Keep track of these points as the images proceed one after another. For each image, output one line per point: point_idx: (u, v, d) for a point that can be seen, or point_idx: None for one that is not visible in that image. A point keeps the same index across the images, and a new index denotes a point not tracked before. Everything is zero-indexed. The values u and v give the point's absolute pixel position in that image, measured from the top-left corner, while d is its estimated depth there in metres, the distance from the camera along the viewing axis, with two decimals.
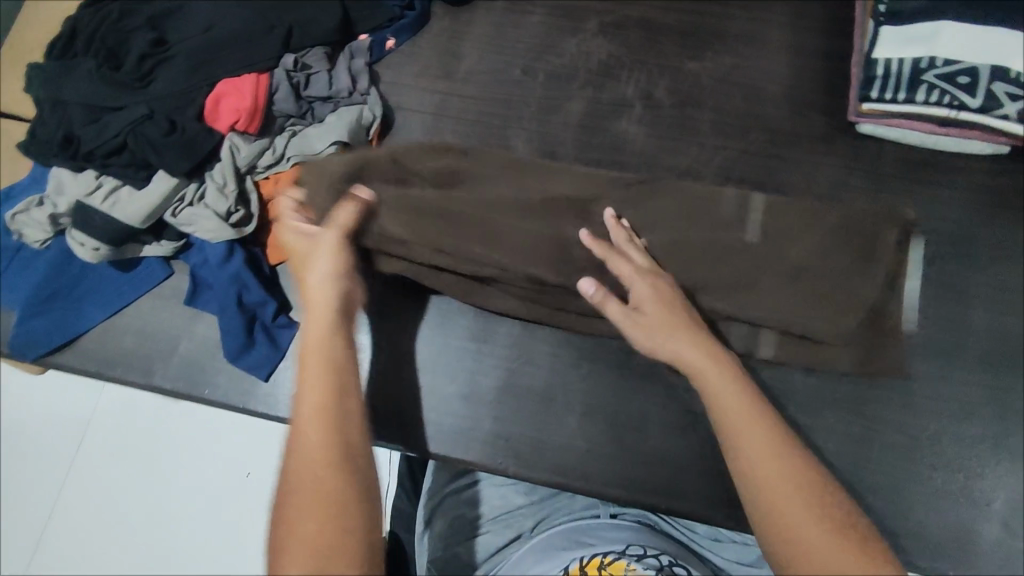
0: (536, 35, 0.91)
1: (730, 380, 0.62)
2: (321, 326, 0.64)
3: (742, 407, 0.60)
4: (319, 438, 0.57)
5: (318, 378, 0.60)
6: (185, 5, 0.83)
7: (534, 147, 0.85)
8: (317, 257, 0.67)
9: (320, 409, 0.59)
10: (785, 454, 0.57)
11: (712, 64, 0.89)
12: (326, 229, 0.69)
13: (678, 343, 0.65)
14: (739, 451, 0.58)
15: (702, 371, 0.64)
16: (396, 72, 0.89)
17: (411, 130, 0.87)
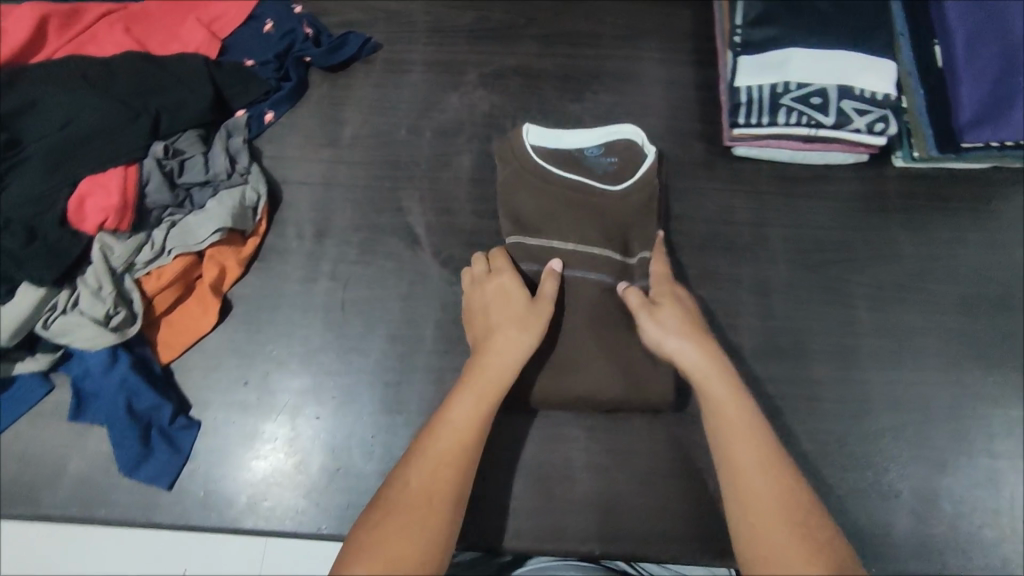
0: (417, 92, 0.91)
1: (726, 382, 0.64)
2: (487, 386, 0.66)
3: (738, 423, 0.62)
4: (445, 461, 0.61)
5: (489, 389, 0.65)
6: (38, 101, 0.78)
7: (429, 205, 0.85)
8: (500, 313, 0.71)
9: (479, 419, 0.64)
10: (767, 455, 0.60)
11: (592, 104, 0.91)
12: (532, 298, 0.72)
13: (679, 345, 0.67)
14: (725, 454, 0.61)
15: (710, 381, 0.65)
16: (280, 147, 0.88)
17: (302, 204, 0.85)
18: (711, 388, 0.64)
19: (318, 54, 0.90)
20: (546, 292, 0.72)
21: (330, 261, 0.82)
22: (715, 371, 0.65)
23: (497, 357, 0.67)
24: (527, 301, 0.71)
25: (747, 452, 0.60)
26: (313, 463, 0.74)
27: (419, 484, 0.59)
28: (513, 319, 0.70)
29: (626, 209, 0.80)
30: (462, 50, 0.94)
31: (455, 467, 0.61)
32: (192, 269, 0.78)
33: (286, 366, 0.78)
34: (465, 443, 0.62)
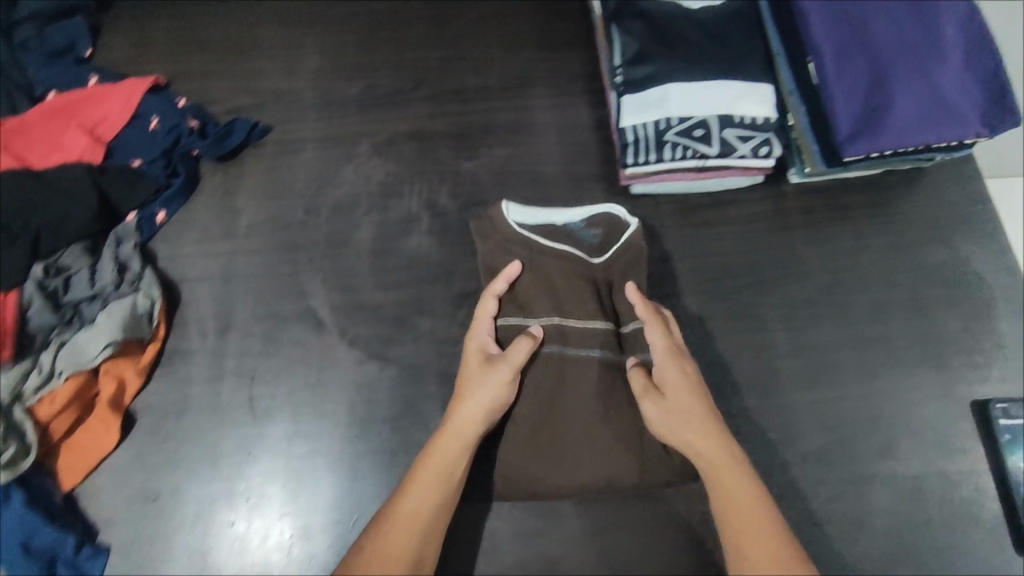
0: (311, 170, 0.90)
1: (734, 458, 0.67)
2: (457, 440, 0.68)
3: (744, 506, 0.64)
4: (413, 521, 0.64)
5: (459, 440, 0.68)
6: None
7: (332, 286, 0.84)
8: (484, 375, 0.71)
9: (445, 478, 0.67)
10: (768, 526, 0.63)
11: (487, 159, 0.91)
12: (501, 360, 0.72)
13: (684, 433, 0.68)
14: (738, 541, 0.63)
15: (718, 468, 0.66)
16: (175, 245, 0.86)
17: (201, 301, 0.83)
18: (725, 477, 0.66)
19: (206, 147, 0.89)
20: (518, 357, 0.72)
21: (234, 356, 0.80)
22: (717, 448, 0.67)
23: (467, 409, 0.69)
24: (489, 359, 0.73)
25: (757, 536, 0.62)
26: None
27: (384, 541, 0.63)
28: (490, 387, 0.70)
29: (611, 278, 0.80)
30: (352, 121, 0.93)
31: (422, 525, 0.64)
32: (87, 388, 0.75)
33: (197, 474, 0.75)
34: (433, 501, 0.65)
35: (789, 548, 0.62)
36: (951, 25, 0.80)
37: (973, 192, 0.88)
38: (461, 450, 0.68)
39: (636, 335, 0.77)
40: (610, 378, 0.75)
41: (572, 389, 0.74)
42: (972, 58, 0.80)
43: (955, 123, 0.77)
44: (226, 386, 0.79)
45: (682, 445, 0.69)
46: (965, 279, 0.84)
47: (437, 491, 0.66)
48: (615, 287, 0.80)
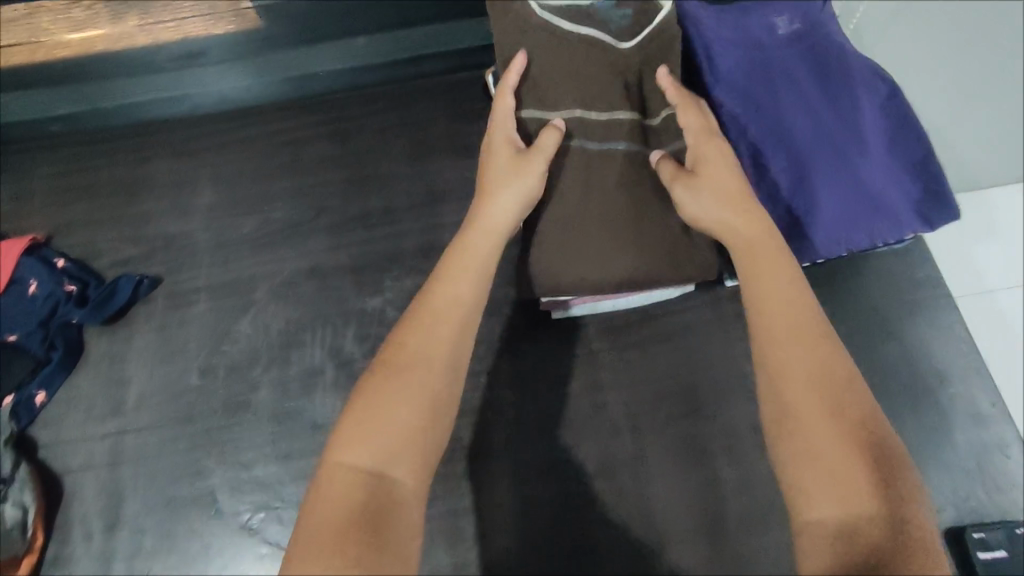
0: (205, 325, 0.83)
1: (804, 298, 0.53)
2: (469, 281, 0.55)
3: (809, 343, 0.51)
4: (413, 366, 0.49)
5: (472, 268, 0.56)
6: None
7: (228, 464, 0.75)
8: (510, 177, 0.62)
9: (455, 334, 0.52)
10: (834, 366, 0.50)
11: (396, 292, 0.83)
12: (530, 151, 0.64)
13: (717, 213, 0.60)
14: (768, 347, 0.52)
15: (772, 285, 0.54)
16: (56, 430, 0.78)
17: (85, 495, 0.75)
18: (799, 309, 0.53)
19: (87, 312, 0.81)
20: (546, 143, 0.64)
21: (124, 558, 0.72)
22: (774, 282, 0.55)
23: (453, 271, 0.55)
24: (520, 154, 0.64)
25: (832, 379, 0.49)
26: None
27: (408, 387, 0.48)
28: (508, 174, 0.63)
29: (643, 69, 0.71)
30: (248, 264, 0.86)
31: (436, 366, 0.50)
32: None
33: None
34: (449, 323, 0.52)
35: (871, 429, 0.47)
36: (870, 111, 0.73)
37: (927, 279, 0.80)
38: (476, 272, 0.56)
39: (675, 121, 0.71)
40: (635, 174, 0.70)
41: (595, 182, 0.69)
42: (895, 146, 0.73)
43: (884, 224, 0.71)
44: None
45: (714, 227, 0.60)
46: (929, 383, 0.75)
47: (448, 330, 0.51)
48: (651, 70, 0.71)
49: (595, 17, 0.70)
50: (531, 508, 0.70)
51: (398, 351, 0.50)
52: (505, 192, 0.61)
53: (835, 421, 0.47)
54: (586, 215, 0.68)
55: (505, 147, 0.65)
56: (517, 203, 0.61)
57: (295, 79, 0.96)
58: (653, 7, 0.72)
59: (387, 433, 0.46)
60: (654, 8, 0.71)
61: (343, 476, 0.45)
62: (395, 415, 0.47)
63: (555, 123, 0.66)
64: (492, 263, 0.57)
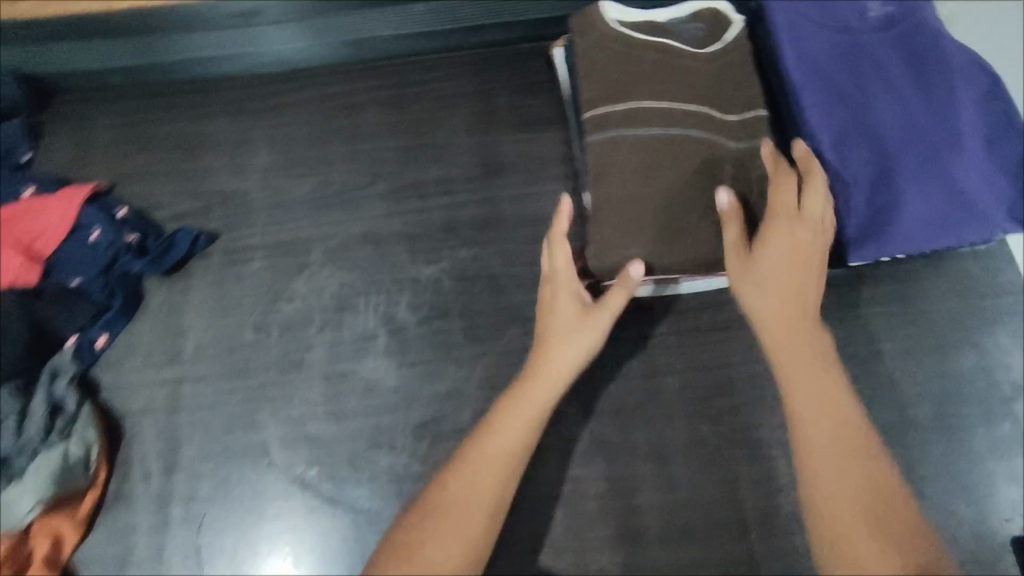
0: (261, 284, 0.83)
1: (835, 377, 0.61)
2: (513, 442, 0.62)
3: (853, 467, 0.57)
4: (461, 519, 0.59)
5: (516, 435, 0.63)
6: None
7: (281, 420, 0.77)
8: (569, 330, 0.66)
9: (509, 458, 0.62)
10: (858, 449, 0.57)
11: (452, 262, 0.83)
12: (592, 310, 0.66)
13: (771, 301, 0.63)
14: (809, 454, 0.58)
15: (827, 398, 0.60)
16: (119, 375, 0.81)
17: (146, 438, 0.78)
18: (841, 421, 0.59)
19: (146, 264, 0.83)
20: (614, 304, 0.66)
21: (182, 501, 0.75)
22: (823, 400, 0.60)
23: (511, 415, 0.64)
24: (585, 309, 0.67)
25: (864, 492, 0.55)
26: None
27: (442, 534, 0.58)
28: (574, 330, 0.66)
29: (710, 72, 0.75)
30: (304, 226, 0.86)
31: (475, 520, 0.59)
32: (20, 546, 0.71)
33: None
34: (506, 459, 0.62)
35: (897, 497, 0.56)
36: (967, 108, 0.70)
37: (1003, 285, 0.77)
38: (528, 427, 0.63)
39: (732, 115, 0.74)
40: (692, 163, 0.72)
41: (651, 167, 0.72)
42: (993, 147, 0.70)
43: (971, 223, 0.68)
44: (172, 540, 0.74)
45: (756, 304, 0.64)
46: (997, 393, 0.73)
47: (490, 489, 0.61)
48: (720, 66, 0.76)
49: (669, 29, 0.77)
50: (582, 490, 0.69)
51: (434, 496, 0.61)
52: (566, 354, 0.65)
53: (874, 543, 0.53)
54: (636, 197, 0.71)
55: (564, 295, 0.68)
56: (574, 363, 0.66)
57: (353, 42, 0.94)
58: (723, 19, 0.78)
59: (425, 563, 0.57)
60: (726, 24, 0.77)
61: None
62: (445, 553, 0.58)
63: (627, 276, 0.67)
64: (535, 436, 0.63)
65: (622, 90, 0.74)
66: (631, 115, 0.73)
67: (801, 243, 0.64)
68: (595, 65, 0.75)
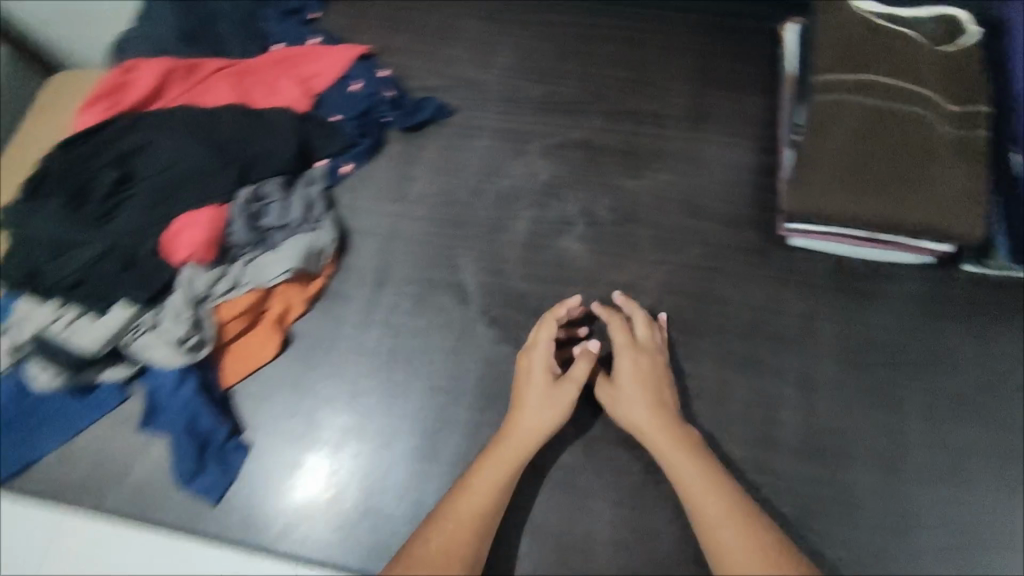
0: (484, 158, 0.97)
1: (693, 465, 0.70)
2: (495, 475, 0.72)
3: (755, 559, 0.63)
4: (450, 539, 0.68)
5: (504, 464, 0.73)
6: (152, 143, 0.89)
7: (481, 268, 0.90)
8: (528, 395, 0.76)
9: (485, 510, 0.70)
10: (762, 545, 0.64)
11: (651, 182, 0.95)
12: (563, 380, 0.77)
13: (637, 409, 0.75)
14: (711, 536, 0.67)
15: (706, 495, 0.68)
16: (352, 197, 0.95)
17: (366, 252, 0.91)
18: (715, 523, 0.67)
19: (398, 117, 0.99)
20: (576, 372, 0.77)
21: (385, 308, 0.88)
22: (709, 494, 0.68)
23: (490, 459, 0.73)
24: (553, 379, 0.77)
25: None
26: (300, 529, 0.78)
27: (441, 541, 0.68)
28: (537, 395, 0.76)
29: (937, 66, 0.83)
30: (528, 123, 1.00)
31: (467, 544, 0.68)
32: (260, 303, 0.85)
33: (333, 402, 0.84)
34: (477, 516, 0.69)
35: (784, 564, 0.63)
36: None
37: None
38: (496, 482, 0.72)
39: (955, 106, 0.81)
40: (906, 141, 0.80)
41: (865, 134, 0.81)
42: None
43: None
44: (369, 339, 0.86)
45: (624, 412, 0.76)
46: None
47: (473, 520, 0.69)
48: (949, 62, 0.83)
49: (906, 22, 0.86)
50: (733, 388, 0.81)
51: (431, 524, 0.69)
52: (528, 419, 0.75)
53: None
54: (847, 156, 0.80)
55: (529, 355, 0.79)
56: (546, 436, 0.75)
57: None
58: (960, 28, 0.85)
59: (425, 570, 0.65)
60: (961, 30, 0.85)
61: None
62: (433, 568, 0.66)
63: (587, 349, 0.79)
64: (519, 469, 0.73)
65: (850, 67, 0.84)
66: (857, 87, 0.82)
67: (643, 364, 0.78)
68: (828, 44, 0.85)
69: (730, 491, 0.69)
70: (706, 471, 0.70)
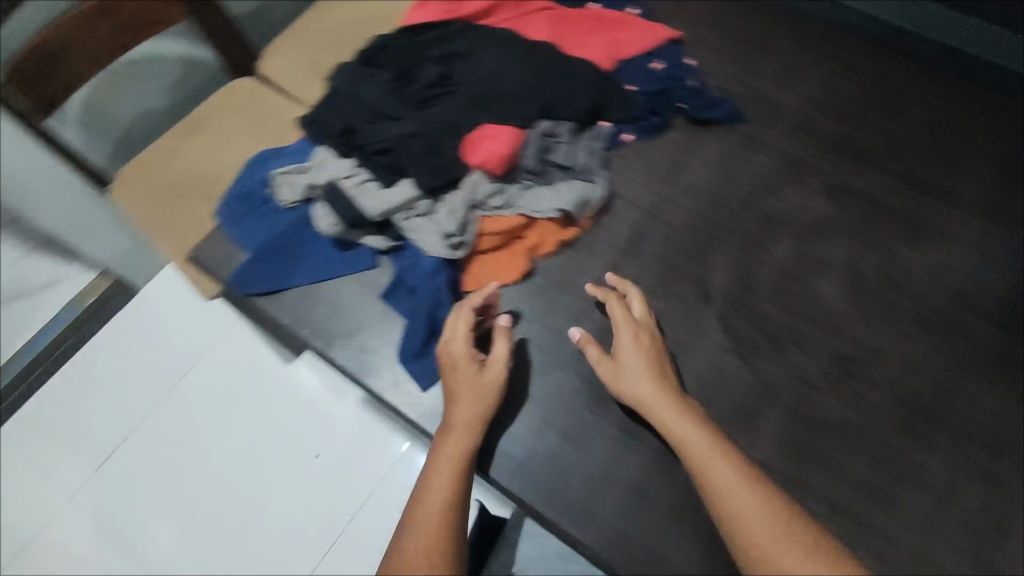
0: (762, 174, 0.97)
1: (721, 458, 0.68)
2: (444, 450, 0.74)
3: (771, 527, 0.63)
4: (446, 512, 0.69)
5: (463, 451, 0.74)
6: (476, 54, 0.96)
7: (729, 276, 0.90)
8: (461, 377, 0.78)
9: (449, 504, 0.69)
10: (781, 521, 0.64)
11: (927, 257, 0.90)
12: (489, 367, 0.78)
13: (643, 385, 0.76)
14: (737, 514, 0.65)
15: (712, 464, 0.68)
16: (624, 165, 0.98)
17: (624, 220, 0.94)
18: (733, 496, 0.66)
19: (693, 106, 1.00)
20: (499, 361, 0.79)
21: (628, 278, 0.90)
22: (727, 469, 0.67)
23: (446, 443, 0.75)
24: (481, 370, 0.78)
25: (781, 549, 0.62)
26: (495, 444, 0.81)
27: (433, 516, 0.68)
28: (469, 388, 0.77)
29: None
30: (815, 155, 0.98)
31: (452, 519, 0.69)
32: (521, 228, 0.89)
33: (556, 343, 0.86)
34: (454, 488, 0.71)
35: (802, 539, 0.62)
36: None
37: None
38: (454, 477, 0.72)
39: None
40: None
41: None
42: None
43: None
44: (596, 302, 0.88)
45: (630, 387, 0.76)
46: None
47: (453, 485, 0.71)
48: None
49: None
50: (962, 494, 0.77)
51: (422, 501, 0.70)
52: (467, 395, 0.77)
53: None
54: None
55: (501, 349, 0.80)
56: (462, 432, 0.75)
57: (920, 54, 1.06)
58: None
59: (428, 548, 0.65)
60: None
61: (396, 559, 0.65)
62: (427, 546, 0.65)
63: (579, 335, 0.82)
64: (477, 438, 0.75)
65: None
66: None
67: (632, 343, 0.79)
68: None
69: (733, 465, 0.68)
70: (709, 439, 0.70)
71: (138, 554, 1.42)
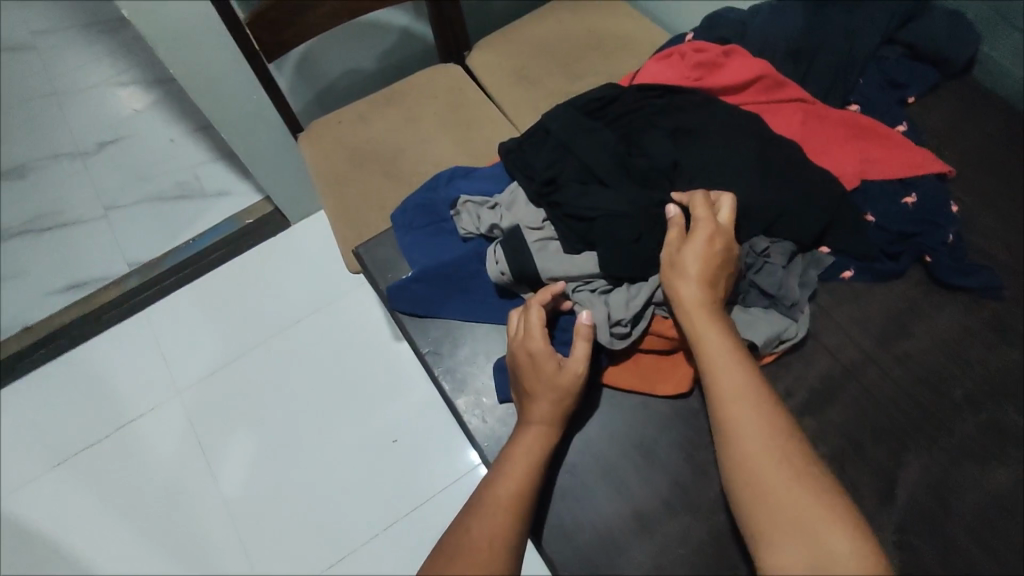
0: (1003, 372, 0.79)
1: (735, 378, 0.68)
2: (522, 435, 0.73)
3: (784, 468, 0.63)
4: (510, 504, 0.68)
5: (538, 442, 0.72)
6: (708, 135, 0.87)
7: (927, 484, 0.74)
8: (544, 370, 0.73)
9: (521, 491, 0.69)
10: (803, 472, 0.62)
11: None
12: (566, 362, 0.74)
13: (689, 287, 0.72)
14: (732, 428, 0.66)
15: (742, 398, 0.66)
16: (833, 304, 0.85)
17: (814, 369, 0.82)
18: (734, 405, 0.66)
19: (943, 264, 0.84)
20: (579, 366, 0.73)
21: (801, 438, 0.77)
22: (733, 375, 0.68)
23: (522, 429, 0.73)
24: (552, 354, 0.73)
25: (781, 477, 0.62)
26: (596, 569, 0.72)
27: (498, 507, 0.68)
28: (547, 390, 0.73)
29: None
30: None
31: (517, 517, 0.68)
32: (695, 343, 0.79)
33: (695, 480, 0.76)
34: (525, 487, 0.69)
35: (819, 491, 0.61)
36: None
37: None
38: (532, 467, 0.70)
39: None
40: None
41: None
42: None
43: None
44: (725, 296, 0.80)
45: (676, 284, 0.73)
46: None
47: (526, 480, 0.70)
48: None
49: None
50: None
51: (490, 491, 0.69)
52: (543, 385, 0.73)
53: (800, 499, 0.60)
54: None
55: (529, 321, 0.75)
56: (541, 431, 0.73)
57: None
58: None
59: (486, 542, 0.65)
60: None
61: (453, 545, 0.66)
62: (481, 538, 0.66)
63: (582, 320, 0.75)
64: (556, 424, 0.73)
65: None
66: None
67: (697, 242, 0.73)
68: None
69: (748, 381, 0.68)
70: (732, 347, 0.70)
71: (214, 474, 1.48)
